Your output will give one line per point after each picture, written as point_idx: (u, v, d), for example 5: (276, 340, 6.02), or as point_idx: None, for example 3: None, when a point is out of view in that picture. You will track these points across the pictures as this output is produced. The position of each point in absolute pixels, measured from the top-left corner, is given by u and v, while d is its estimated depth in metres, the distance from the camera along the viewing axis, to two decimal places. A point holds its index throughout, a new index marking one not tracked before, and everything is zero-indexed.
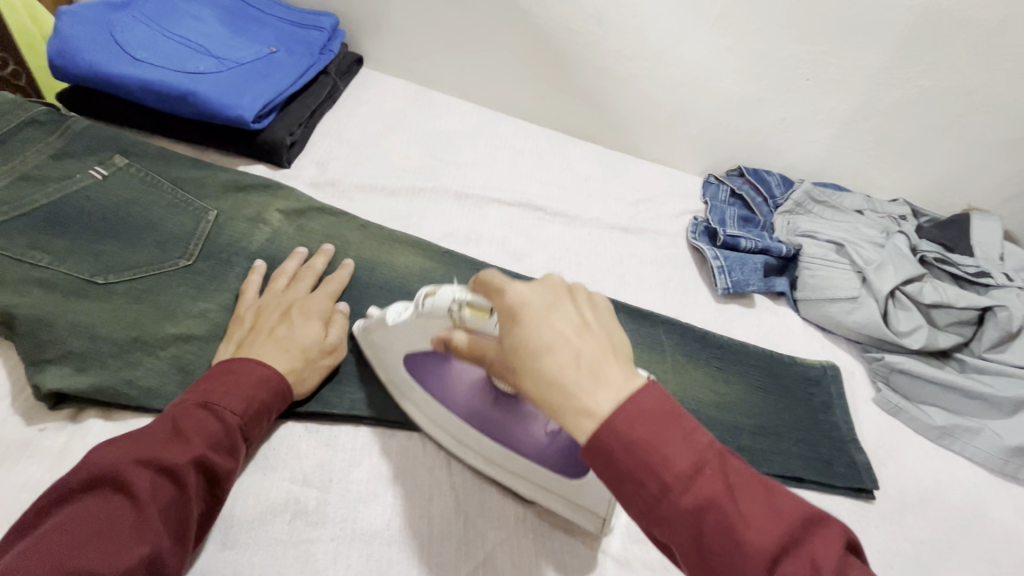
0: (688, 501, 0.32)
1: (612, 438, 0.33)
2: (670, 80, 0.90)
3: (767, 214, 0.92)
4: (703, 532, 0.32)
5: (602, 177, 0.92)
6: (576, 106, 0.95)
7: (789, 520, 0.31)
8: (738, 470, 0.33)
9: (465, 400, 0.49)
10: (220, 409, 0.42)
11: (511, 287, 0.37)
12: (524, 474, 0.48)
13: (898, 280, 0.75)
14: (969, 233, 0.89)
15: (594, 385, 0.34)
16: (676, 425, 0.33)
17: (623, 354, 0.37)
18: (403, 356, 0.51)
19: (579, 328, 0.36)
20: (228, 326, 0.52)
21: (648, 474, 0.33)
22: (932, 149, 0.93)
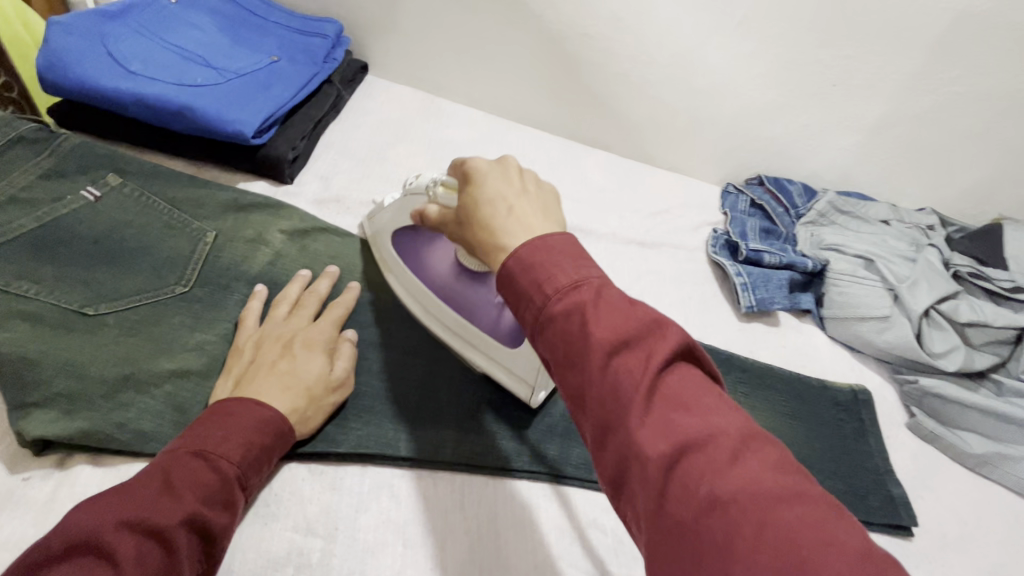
0: (560, 306, 0.32)
1: (513, 264, 0.34)
2: (688, 86, 0.86)
3: (790, 225, 0.88)
4: (564, 332, 0.31)
5: (617, 188, 0.88)
6: (590, 113, 0.92)
7: (646, 327, 0.31)
8: (611, 286, 0.33)
9: (436, 272, 0.57)
10: (216, 459, 0.38)
11: (474, 159, 0.41)
12: (474, 341, 0.56)
13: (933, 298, 0.71)
14: (1002, 246, 0.85)
15: (517, 227, 0.37)
16: (569, 253, 0.34)
17: (555, 220, 0.39)
18: (391, 234, 0.59)
19: (519, 190, 0.39)
20: (226, 360, 0.49)
21: (534, 288, 0.33)
22: (964, 156, 0.89)
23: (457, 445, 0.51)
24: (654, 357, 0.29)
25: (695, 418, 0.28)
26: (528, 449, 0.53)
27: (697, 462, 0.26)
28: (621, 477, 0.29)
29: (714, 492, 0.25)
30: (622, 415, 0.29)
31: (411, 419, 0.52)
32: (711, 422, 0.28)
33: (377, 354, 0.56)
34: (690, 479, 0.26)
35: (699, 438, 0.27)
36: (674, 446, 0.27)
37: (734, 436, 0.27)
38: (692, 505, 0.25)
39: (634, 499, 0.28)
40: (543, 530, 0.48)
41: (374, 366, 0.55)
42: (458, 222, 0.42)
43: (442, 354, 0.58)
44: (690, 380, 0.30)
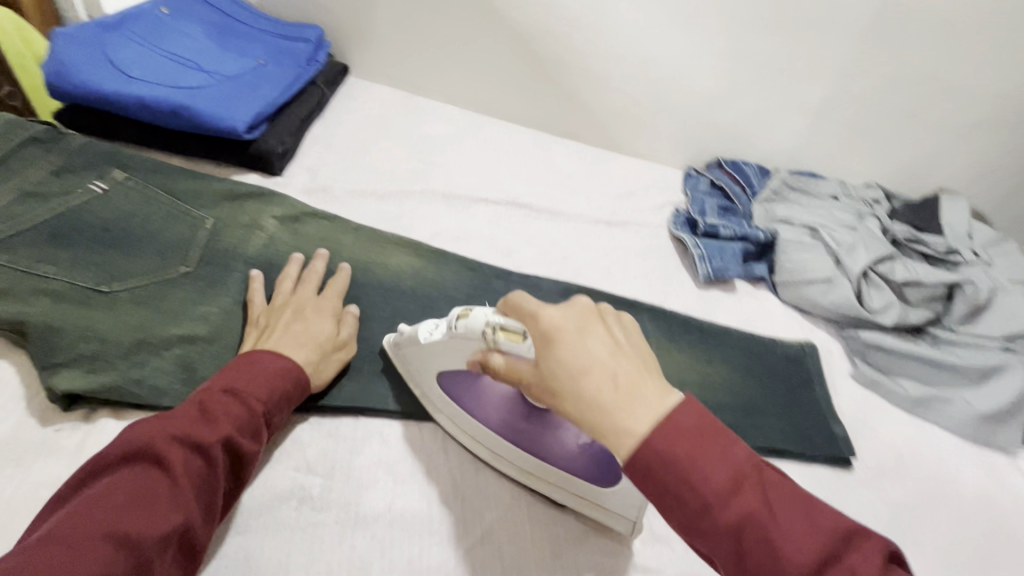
0: (729, 517, 0.34)
1: (648, 454, 0.36)
2: (647, 78, 0.93)
3: (746, 202, 0.95)
4: (746, 547, 0.34)
5: (585, 174, 0.95)
6: (559, 106, 0.98)
7: (827, 534, 0.34)
8: (773, 486, 0.36)
9: (497, 418, 0.51)
10: (246, 395, 0.45)
11: (547, 313, 0.41)
12: (558, 481, 0.51)
13: (869, 260, 0.79)
14: (938, 214, 0.94)
15: (631, 407, 0.37)
16: (713, 441, 0.36)
17: (652, 370, 0.40)
18: (437, 371, 0.53)
19: (613, 349, 0.40)
20: (243, 330, 0.55)
21: (687, 491, 0.35)
22: (901, 134, 0.96)
23: None
24: (849, 566, 0.32)
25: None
26: None
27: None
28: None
29: None
30: None
31: (398, 378, 0.58)
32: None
33: (366, 322, 0.62)
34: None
35: None
36: None
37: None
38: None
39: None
40: (518, 465, 0.55)
41: (363, 333, 0.61)
42: (541, 386, 0.41)
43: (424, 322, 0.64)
44: None
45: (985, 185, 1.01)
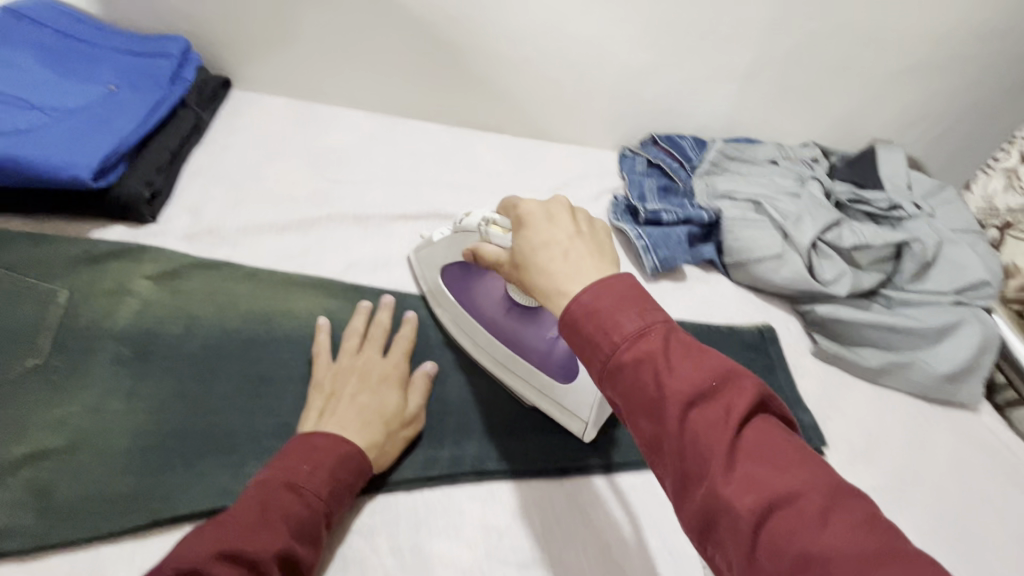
0: (630, 355, 0.34)
1: (577, 308, 0.37)
2: (566, 56, 0.85)
3: (687, 179, 0.90)
4: (640, 382, 0.34)
5: (514, 170, 0.87)
6: (477, 97, 0.90)
7: (719, 377, 0.33)
8: (679, 336, 0.35)
9: (487, 308, 0.58)
10: (305, 492, 0.41)
11: (524, 203, 0.44)
12: (524, 376, 0.57)
13: (817, 230, 0.75)
14: (876, 166, 0.91)
15: (572, 272, 0.39)
16: (635, 299, 0.36)
17: (610, 259, 0.41)
18: (441, 269, 0.60)
19: (573, 231, 0.42)
20: (308, 396, 0.51)
21: (600, 336, 0.36)
22: (833, 88, 0.93)
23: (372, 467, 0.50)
24: (728, 408, 0.32)
25: (778, 472, 0.30)
26: (446, 454, 0.52)
27: (784, 518, 0.28)
28: (709, 529, 0.31)
29: (804, 545, 0.27)
30: (703, 467, 0.31)
31: None
32: (796, 477, 0.30)
33: (273, 387, 0.53)
34: (782, 541, 0.28)
35: (783, 494, 0.29)
36: (760, 501, 0.29)
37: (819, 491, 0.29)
38: (784, 561, 0.28)
39: (724, 553, 0.30)
40: (466, 533, 0.48)
41: (271, 402, 0.52)
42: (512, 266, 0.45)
43: None
44: (769, 431, 0.32)
45: (917, 132, 1.00)
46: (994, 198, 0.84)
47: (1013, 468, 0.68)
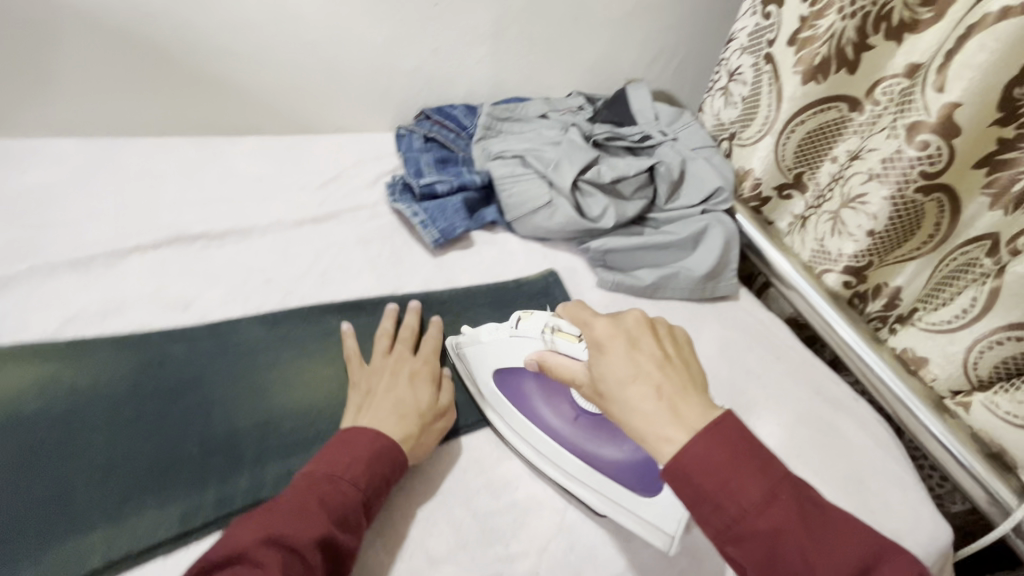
0: (763, 522, 0.38)
1: (686, 465, 0.40)
2: (301, 41, 0.82)
3: (465, 147, 0.92)
4: (781, 551, 0.37)
5: (277, 171, 0.81)
6: (223, 100, 0.84)
7: (865, 557, 0.37)
8: (805, 501, 0.39)
9: (552, 419, 0.58)
10: (343, 481, 0.46)
11: (599, 326, 0.48)
12: (594, 488, 0.54)
13: (576, 172, 0.80)
14: (629, 105, 1.00)
15: (671, 412, 0.43)
16: (750, 459, 0.40)
17: (702, 391, 0.45)
18: (495, 371, 0.61)
19: (658, 364, 0.45)
20: (349, 395, 0.56)
21: (722, 497, 0.39)
22: (576, 37, 0.99)
23: (120, 538, 0.44)
24: None
25: None
26: (211, 494, 0.47)
27: None
28: None
29: None
30: None
31: (37, 546, 0.42)
32: None
33: None
34: None
35: None
36: None
37: None
38: None
39: None
40: None
41: None
42: (595, 392, 0.48)
43: (73, 447, 0.48)
44: None
45: (660, 67, 1.10)
46: (720, 115, 0.95)
47: (768, 338, 0.80)
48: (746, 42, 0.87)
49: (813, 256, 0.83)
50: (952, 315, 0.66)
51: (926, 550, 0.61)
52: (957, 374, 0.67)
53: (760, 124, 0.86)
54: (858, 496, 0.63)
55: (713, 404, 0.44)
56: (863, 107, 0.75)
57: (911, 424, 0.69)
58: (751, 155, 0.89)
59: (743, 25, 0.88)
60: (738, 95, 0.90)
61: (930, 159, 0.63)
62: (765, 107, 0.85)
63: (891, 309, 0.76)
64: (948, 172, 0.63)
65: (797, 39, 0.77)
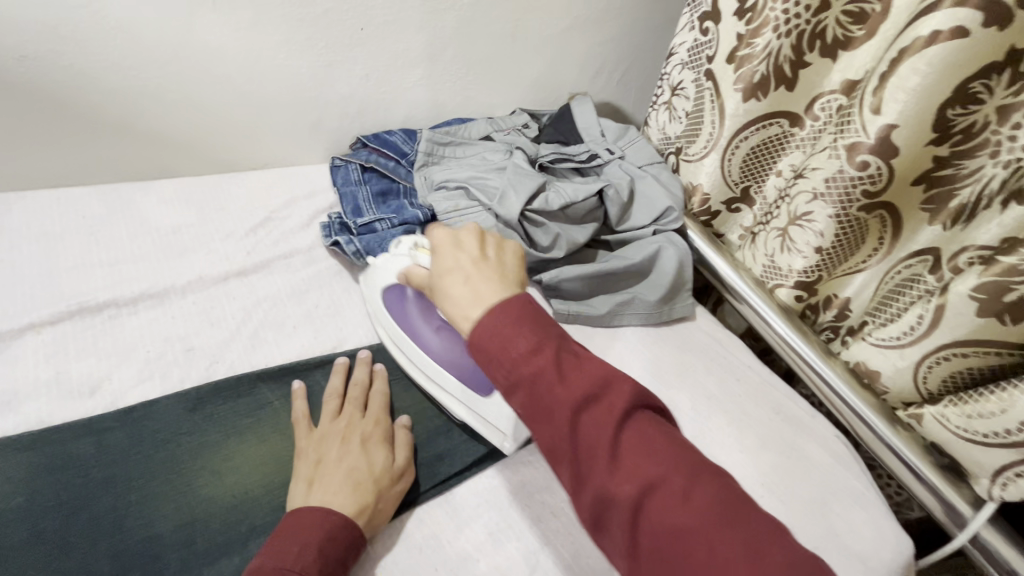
0: (528, 369, 0.43)
1: (480, 331, 0.46)
2: (215, 75, 0.76)
3: (408, 176, 0.86)
4: (541, 393, 0.43)
5: (200, 217, 0.74)
6: (130, 141, 0.77)
7: (602, 384, 0.43)
8: (565, 349, 0.45)
9: (422, 328, 0.63)
10: (293, 570, 0.42)
11: (435, 234, 0.55)
12: (451, 394, 0.61)
13: (522, 203, 0.76)
14: (574, 121, 0.97)
15: (474, 293, 0.49)
16: (527, 321, 0.45)
17: (512, 283, 0.51)
18: (381, 288, 0.65)
19: (475, 261, 0.52)
20: (296, 465, 0.52)
21: (501, 354, 0.44)
22: (515, 56, 0.96)
23: None
24: (610, 408, 0.42)
25: (648, 461, 0.41)
26: None
27: (653, 502, 0.39)
28: (596, 511, 0.41)
29: (671, 522, 0.38)
30: (591, 463, 0.41)
31: None
32: (659, 465, 0.41)
33: None
34: (654, 517, 0.39)
35: (652, 480, 0.40)
36: (639, 487, 0.40)
37: (677, 475, 0.40)
38: (658, 527, 0.39)
39: (612, 531, 0.41)
40: None
41: None
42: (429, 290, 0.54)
43: None
44: (646, 430, 0.43)
45: (602, 80, 1.08)
46: (665, 129, 0.94)
47: (726, 358, 0.79)
48: (686, 57, 0.86)
49: (765, 272, 0.82)
50: (899, 331, 0.66)
51: (890, 570, 0.61)
52: (907, 386, 0.67)
53: (704, 142, 0.85)
54: (824, 521, 0.63)
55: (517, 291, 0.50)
56: (804, 122, 0.74)
57: (870, 440, 0.69)
58: (698, 170, 0.88)
59: (682, 40, 0.87)
60: (681, 110, 0.89)
61: (871, 178, 0.63)
62: (708, 125, 0.83)
63: (842, 320, 0.76)
64: (888, 190, 0.64)
65: (735, 57, 0.76)
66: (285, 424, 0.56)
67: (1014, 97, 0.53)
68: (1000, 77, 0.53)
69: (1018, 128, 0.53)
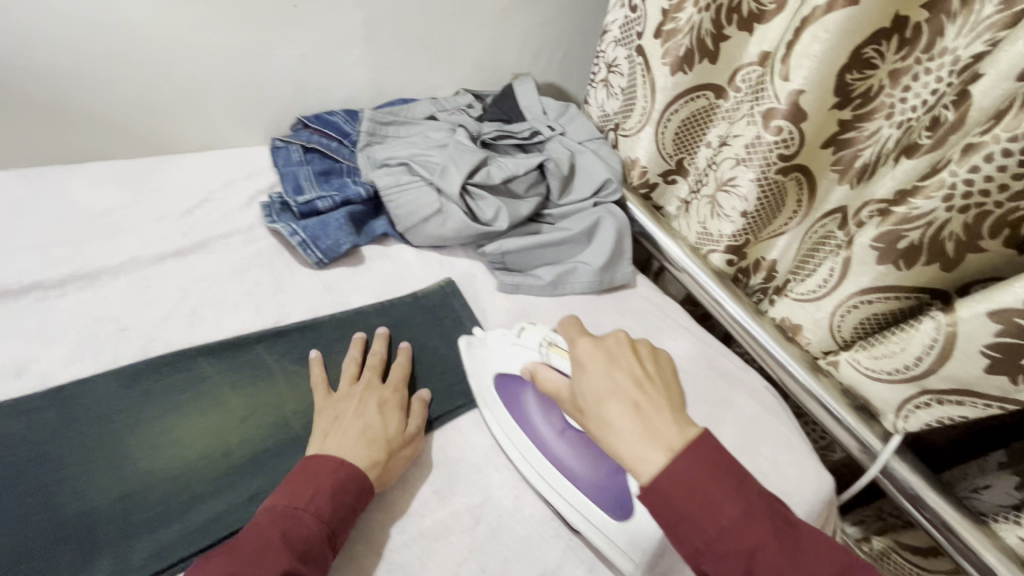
0: (741, 542, 0.39)
1: (666, 482, 0.41)
2: (142, 52, 0.73)
3: (350, 156, 0.86)
4: (754, 568, 0.39)
5: (131, 199, 0.72)
6: (52, 122, 0.74)
7: (835, 570, 0.39)
8: (776, 517, 0.41)
9: (541, 424, 0.60)
10: (309, 513, 0.46)
11: (583, 346, 0.50)
12: (568, 500, 0.55)
13: (462, 177, 0.78)
14: (517, 100, 0.99)
15: (644, 428, 0.44)
16: (723, 471, 0.41)
17: (682, 412, 0.46)
18: (496, 372, 0.63)
19: (636, 385, 0.47)
20: (314, 420, 0.56)
21: (702, 519, 0.40)
22: (456, 34, 0.96)
23: None
24: None
25: None
26: None
27: None
28: None
29: None
30: None
31: None
32: None
33: None
34: None
35: None
36: None
37: None
38: None
39: None
40: None
41: None
42: (577, 411, 0.49)
43: None
44: None
45: (544, 61, 1.10)
46: (604, 106, 0.97)
47: (665, 320, 0.83)
48: (619, 34, 0.89)
49: (699, 239, 0.87)
50: (816, 284, 0.71)
51: (812, 503, 0.66)
52: (824, 336, 0.72)
53: (638, 116, 0.89)
54: (753, 462, 0.68)
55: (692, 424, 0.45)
56: (728, 94, 0.78)
57: (795, 388, 0.74)
58: (635, 144, 0.92)
59: (613, 17, 0.90)
60: (617, 87, 0.92)
61: (784, 142, 0.67)
62: (641, 98, 0.87)
63: (770, 281, 0.81)
64: (801, 152, 0.68)
65: (662, 32, 0.79)
66: (226, 396, 0.56)
67: (902, 61, 0.59)
68: (889, 43, 0.59)
69: (907, 90, 0.59)
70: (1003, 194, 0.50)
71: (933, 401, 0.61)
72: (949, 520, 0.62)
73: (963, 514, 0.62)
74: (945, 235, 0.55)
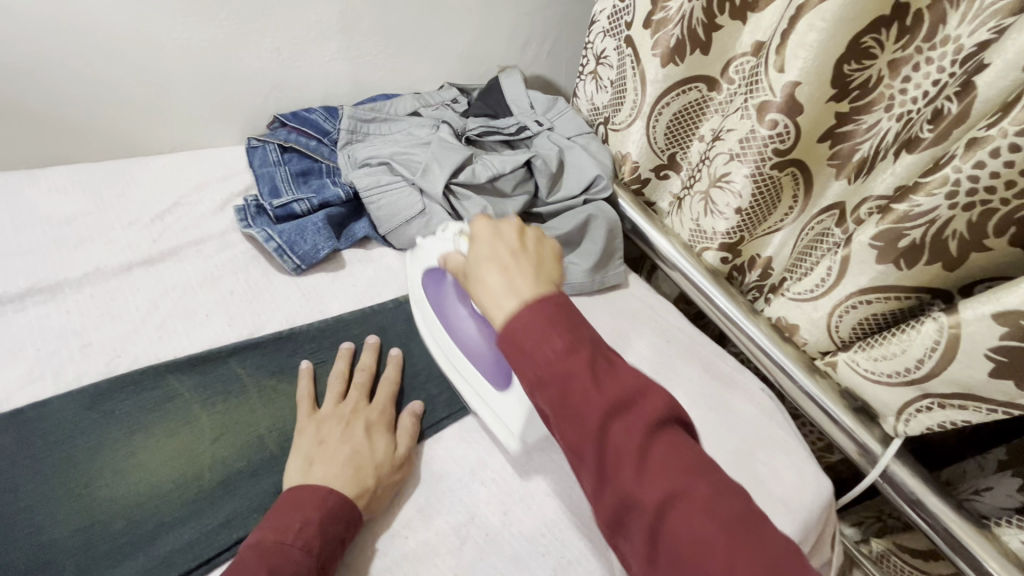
0: (563, 367, 0.40)
1: (512, 327, 0.43)
2: (104, 50, 0.70)
3: (330, 155, 0.83)
4: (572, 395, 0.40)
5: (97, 204, 0.69)
6: (12, 124, 0.70)
7: (637, 393, 0.41)
8: (602, 355, 0.42)
9: (452, 307, 0.62)
10: (297, 544, 0.44)
11: (478, 223, 0.51)
12: (469, 381, 0.60)
13: (445, 176, 0.75)
14: (503, 94, 0.96)
15: (508, 283, 0.46)
16: (561, 319, 0.42)
17: (550, 279, 0.48)
18: (422, 268, 0.65)
19: (512, 252, 0.49)
20: (295, 441, 0.53)
21: (533, 349, 0.41)
22: (438, 26, 0.93)
23: None
24: (645, 418, 0.39)
25: (674, 470, 0.38)
26: None
27: (675, 514, 0.37)
28: (619, 525, 0.39)
29: (687, 526, 0.36)
30: (614, 465, 0.39)
31: None
32: (691, 480, 0.38)
33: None
34: (681, 532, 0.36)
35: (669, 479, 0.38)
36: (665, 490, 0.37)
37: (695, 467, 0.39)
38: (680, 543, 0.36)
39: (632, 544, 0.39)
40: None
41: None
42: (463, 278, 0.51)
43: None
44: (676, 441, 0.40)
45: (531, 53, 1.07)
46: (593, 99, 0.94)
47: (658, 321, 0.81)
48: (607, 24, 0.86)
49: (692, 236, 0.84)
50: (812, 285, 0.68)
51: (810, 510, 0.64)
52: (822, 337, 0.70)
53: (628, 109, 0.85)
54: (750, 469, 0.66)
55: (553, 286, 0.47)
56: (720, 86, 0.76)
57: (792, 390, 0.72)
58: (626, 139, 0.88)
59: (602, 6, 0.86)
60: (607, 79, 0.89)
61: (780, 137, 0.64)
62: (631, 91, 0.84)
63: (766, 279, 0.79)
64: (797, 147, 0.65)
65: (651, 22, 0.76)
66: (197, 415, 0.53)
67: (902, 51, 0.56)
68: (889, 32, 0.56)
69: (907, 81, 0.57)
70: (1010, 191, 0.48)
71: (935, 405, 0.59)
72: (950, 525, 0.61)
73: (965, 520, 0.60)
74: (948, 233, 0.53)
